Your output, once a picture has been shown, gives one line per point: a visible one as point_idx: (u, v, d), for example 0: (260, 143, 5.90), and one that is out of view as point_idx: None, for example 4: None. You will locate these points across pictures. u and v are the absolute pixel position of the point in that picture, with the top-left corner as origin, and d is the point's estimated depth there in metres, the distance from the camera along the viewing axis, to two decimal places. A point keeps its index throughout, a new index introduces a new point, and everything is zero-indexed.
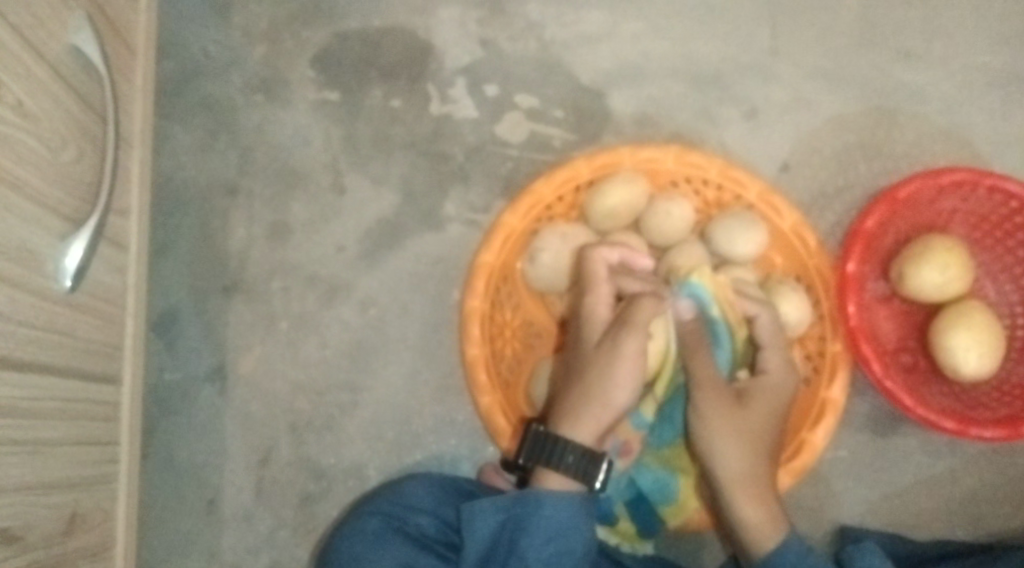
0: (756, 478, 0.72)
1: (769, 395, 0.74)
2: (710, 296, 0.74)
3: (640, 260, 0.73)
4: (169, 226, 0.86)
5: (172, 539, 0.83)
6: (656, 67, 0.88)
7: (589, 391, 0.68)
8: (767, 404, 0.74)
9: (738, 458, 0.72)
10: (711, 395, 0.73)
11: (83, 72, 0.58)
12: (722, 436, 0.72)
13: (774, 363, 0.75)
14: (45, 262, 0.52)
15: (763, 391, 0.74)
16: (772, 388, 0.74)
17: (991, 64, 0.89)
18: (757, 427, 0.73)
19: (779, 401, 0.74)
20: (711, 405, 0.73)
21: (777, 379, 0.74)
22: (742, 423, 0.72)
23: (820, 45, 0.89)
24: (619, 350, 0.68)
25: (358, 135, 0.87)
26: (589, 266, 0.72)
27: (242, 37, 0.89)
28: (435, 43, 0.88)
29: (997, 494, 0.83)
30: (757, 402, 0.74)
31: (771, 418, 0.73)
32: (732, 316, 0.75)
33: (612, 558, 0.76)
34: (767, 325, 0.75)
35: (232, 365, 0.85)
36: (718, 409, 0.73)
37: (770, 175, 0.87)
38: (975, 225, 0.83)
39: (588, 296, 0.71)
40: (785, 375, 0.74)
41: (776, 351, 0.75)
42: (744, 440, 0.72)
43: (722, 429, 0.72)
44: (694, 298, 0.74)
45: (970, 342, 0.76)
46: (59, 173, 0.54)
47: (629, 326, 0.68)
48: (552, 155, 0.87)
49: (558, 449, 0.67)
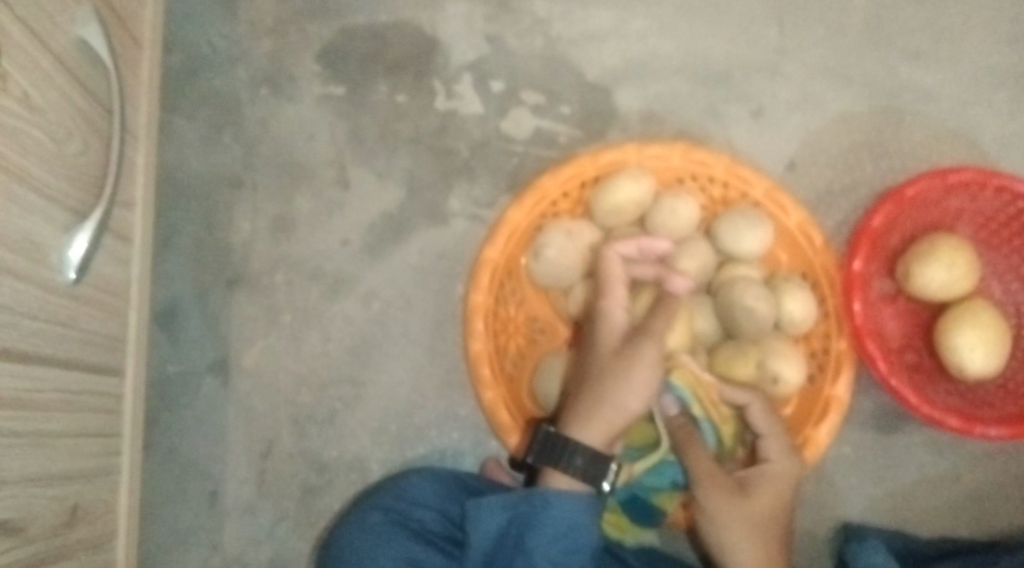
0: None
1: (775, 484, 0.72)
2: (692, 393, 0.74)
3: (657, 244, 0.73)
4: (173, 219, 0.86)
5: (173, 531, 0.82)
6: (662, 64, 0.88)
7: (601, 397, 0.65)
8: (774, 492, 0.71)
9: (753, 552, 0.69)
10: (714, 488, 0.70)
11: (89, 64, 0.58)
12: (733, 528, 0.70)
13: (775, 451, 0.73)
14: (49, 254, 0.52)
15: (767, 478, 0.72)
16: (776, 476, 0.72)
17: (1000, 64, 0.88)
18: (766, 517, 0.70)
19: (785, 488, 0.72)
20: (715, 499, 0.70)
21: (780, 467, 0.72)
22: (750, 515, 0.70)
23: (828, 43, 0.88)
24: (636, 357, 0.66)
25: (364, 131, 0.87)
26: (606, 264, 0.70)
27: (248, 31, 0.88)
28: (441, 39, 0.88)
29: (1001, 494, 0.82)
30: (763, 491, 0.71)
31: (779, 505, 0.71)
32: (714, 411, 0.75)
33: (615, 555, 0.76)
34: (761, 413, 0.73)
35: (235, 358, 0.85)
36: (724, 503, 0.70)
37: (775, 173, 0.87)
38: (981, 225, 0.83)
39: (604, 298, 0.69)
40: (788, 461, 0.73)
41: (774, 439, 0.73)
42: (755, 532, 0.70)
43: (732, 522, 0.70)
44: (678, 397, 0.74)
45: (976, 341, 0.76)
46: (65, 165, 0.54)
47: (647, 334, 0.66)
48: (557, 151, 0.87)
49: (569, 450, 0.65)
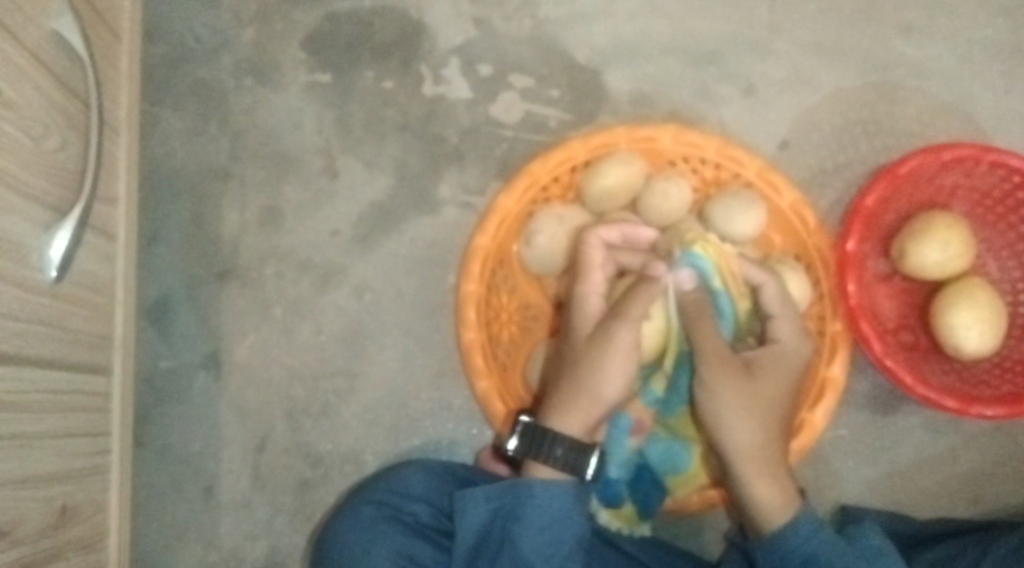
0: (768, 453, 0.69)
1: (782, 365, 0.72)
2: (713, 265, 0.73)
3: (641, 231, 0.72)
4: (160, 213, 0.85)
5: (168, 527, 0.82)
6: (653, 44, 0.87)
7: (579, 385, 0.67)
8: (779, 376, 0.71)
9: (750, 436, 0.69)
10: (718, 365, 0.70)
11: (65, 58, 0.57)
12: (733, 407, 0.69)
13: (786, 332, 0.73)
14: (28, 254, 0.51)
15: (774, 359, 0.72)
16: (784, 357, 0.72)
17: (995, 37, 0.87)
18: (770, 397, 0.70)
19: (792, 373, 0.72)
20: (717, 375, 0.70)
21: (789, 351, 0.72)
22: (753, 396, 0.69)
23: (820, 19, 0.87)
24: (610, 343, 0.66)
25: (351, 119, 0.86)
26: (585, 250, 0.71)
27: (231, 19, 0.87)
28: (428, 23, 0.87)
29: (998, 472, 0.82)
30: (769, 373, 0.71)
31: (782, 391, 0.71)
32: (733, 284, 0.74)
33: (616, 547, 0.75)
34: (774, 293, 0.73)
35: (227, 352, 0.84)
36: (726, 381, 0.69)
37: (768, 153, 0.86)
38: (976, 201, 0.82)
39: (580, 285, 0.70)
40: (797, 347, 0.72)
41: (787, 320, 0.73)
42: (756, 412, 0.69)
43: (732, 403, 0.69)
44: (694, 266, 0.72)
45: (972, 320, 0.75)
46: (42, 161, 0.53)
47: (620, 318, 0.67)
48: (547, 135, 0.86)
49: (548, 441, 0.66)
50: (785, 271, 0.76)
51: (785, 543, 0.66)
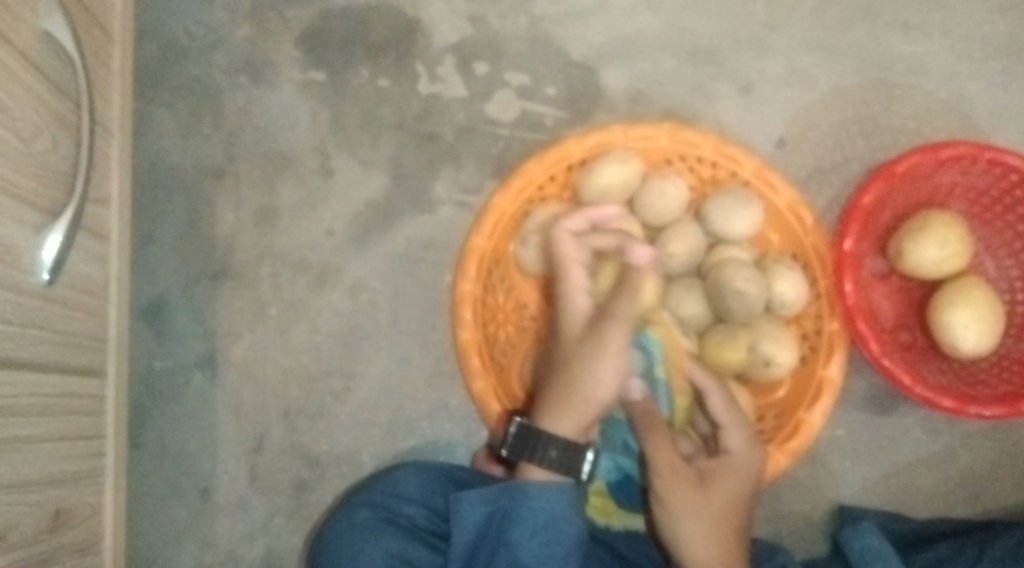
0: (726, 565, 0.66)
1: (735, 476, 0.70)
2: (664, 350, 0.74)
3: (605, 211, 0.71)
4: (155, 213, 0.85)
5: (164, 529, 0.82)
6: (649, 42, 0.86)
7: (572, 386, 0.65)
8: (734, 487, 0.69)
9: (706, 546, 0.66)
10: (672, 480, 0.67)
11: (56, 57, 0.56)
12: (689, 522, 0.67)
13: (735, 442, 0.71)
14: (20, 257, 0.50)
15: (728, 472, 0.70)
16: (736, 468, 0.70)
17: (992, 34, 0.87)
18: (725, 511, 0.68)
19: (746, 483, 0.70)
20: (674, 490, 0.67)
21: (742, 460, 0.70)
22: (708, 508, 0.67)
23: (817, 16, 0.87)
24: (601, 344, 0.64)
25: (346, 117, 0.86)
26: (558, 247, 0.70)
27: (225, 17, 0.87)
28: (423, 21, 0.86)
29: (995, 471, 0.82)
30: (722, 484, 0.69)
31: (737, 499, 0.69)
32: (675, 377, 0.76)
33: (608, 547, 0.76)
34: (718, 402, 0.72)
35: (222, 353, 0.84)
36: (682, 495, 0.67)
37: (765, 151, 0.85)
38: (974, 200, 0.82)
39: (563, 283, 0.68)
40: (750, 455, 0.71)
41: (737, 431, 0.71)
42: (711, 527, 0.67)
43: (688, 519, 0.67)
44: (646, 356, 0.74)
45: (969, 320, 0.75)
46: (33, 163, 0.52)
47: (610, 318, 0.64)
48: (543, 134, 0.85)
49: (542, 442, 0.65)
50: (779, 273, 0.76)
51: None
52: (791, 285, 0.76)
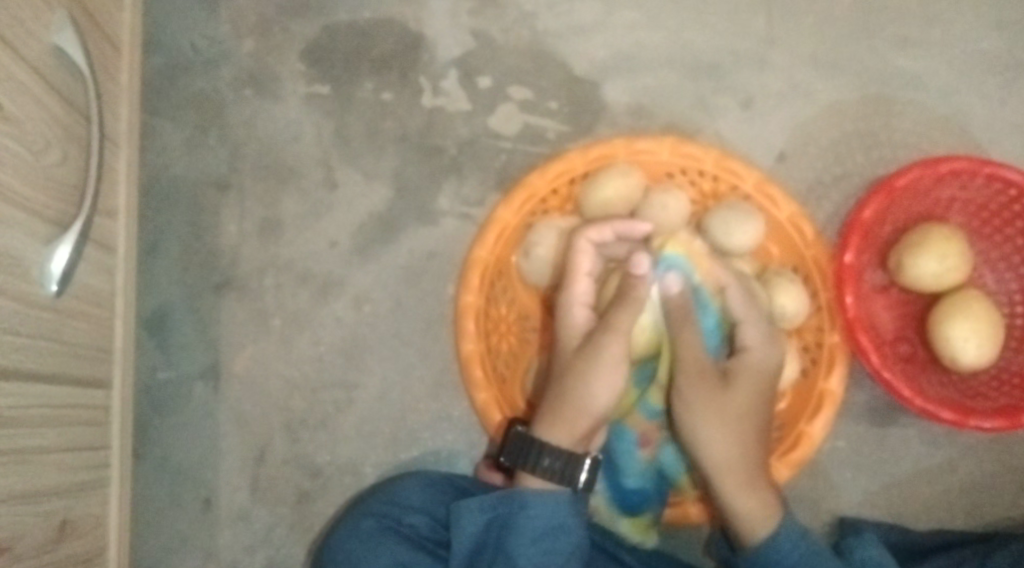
0: (745, 466, 0.70)
1: (754, 374, 0.71)
2: (687, 262, 0.72)
3: (635, 226, 0.71)
4: (160, 224, 0.85)
5: (166, 540, 0.82)
6: (651, 56, 0.87)
7: (565, 397, 0.68)
8: (753, 388, 0.71)
9: (725, 451, 0.70)
10: (696, 380, 0.71)
11: (65, 71, 0.57)
12: (708, 422, 0.71)
13: (753, 338, 0.72)
14: (29, 268, 0.51)
15: (748, 371, 0.71)
16: (755, 365, 0.72)
17: (990, 50, 0.88)
18: (743, 412, 0.71)
19: (767, 379, 0.72)
20: (696, 389, 0.71)
21: (762, 358, 0.72)
22: (727, 410, 0.71)
23: (817, 31, 0.88)
24: (597, 356, 0.67)
25: (350, 130, 0.86)
26: (574, 254, 0.71)
27: (230, 30, 0.87)
28: (426, 35, 0.87)
29: (996, 483, 0.82)
30: (743, 384, 0.71)
31: (758, 398, 0.71)
32: (710, 281, 0.72)
33: (611, 554, 0.75)
34: (739, 299, 0.72)
35: (225, 364, 0.84)
36: (702, 393, 0.71)
37: (766, 165, 0.86)
38: (974, 214, 0.82)
39: (565, 295, 0.71)
40: (769, 352, 0.72)
41: (755, 326, 0.72)
42: (730, 429, 0.70)
43: (707, 417, 0.70)
44: (674, 268, 0.71)
45: (969, 332, 0.75)
46: (43, 176, 0.53)
47: (610, 330, 0.67)
48: (545, 147, 0.86)
49: (535, 452, 0.66)
50: (778, 285, 0.77)
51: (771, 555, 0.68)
52: (790, 298, 0.76)
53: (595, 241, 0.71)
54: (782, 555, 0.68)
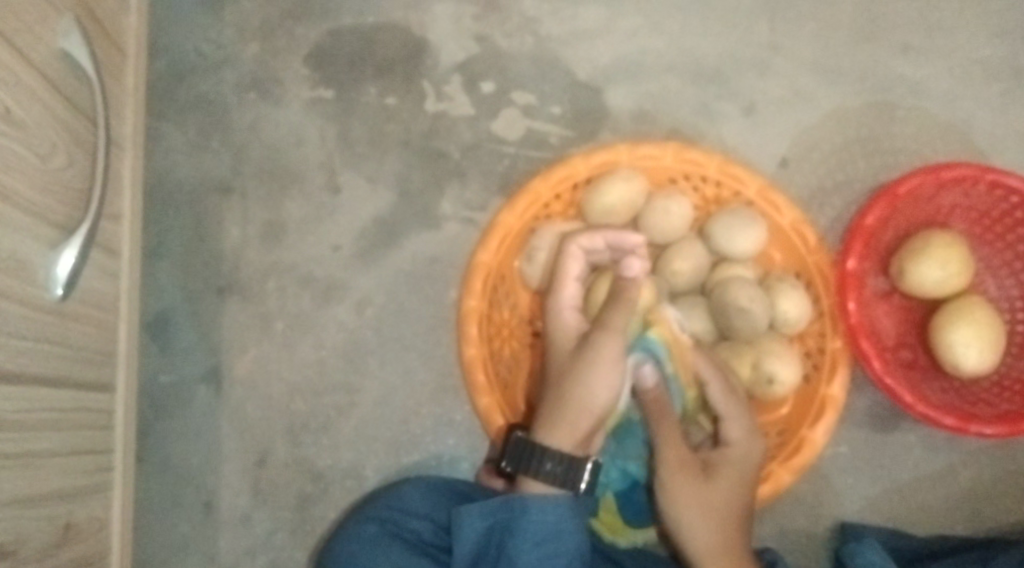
0: (728, 552, 0.69)
1: (735, 469, 0.72)
2: (665, 349, 0.73)
3: (628, 237, 0.70)
4: (163, 227, 0.85)
5: (168, 543, 0.82)
6: (654, 62, 0.87)
7: (563, 398, 0.67)
8: (734, 479, 0.71)
9: (707, 538, 0.69)
10: (677, 474, 0.70)
11: (72, 75, 0.57)
12: (688, 508, 0.70)
13: (736, 431, 0.73)
14: (35, 272, 0.51)
15: (729, 463, 0.72)
16: (736, 458, 0.72)
17: (992, 57, 0.88)
18: (726, 504, 0.70)
19: (747, 471, 0.72)
20: (677, 482, 0.70)
21: (742, 450, 0.72)
22: (711, 500, 0.70)
23: (819, 38, 0.88)
24: (596, 355, 0.67)
25: (353, 135, 0.86)
26: (564, 262, 0.71)
27: (235, 35, 0.88)
28: (430, 40, 0.87)
29: (997, 489, 0.83)
30: (724, 476, 0.71)
31: (739, 488, 0.71)
32: (685, 374, 0.74)
33: (614, 560, 0.75)
34: (719, 390, 0.73)
35: (228, 367, 0.84)
36: (683, 484, 0.70)
37: (768, 171, 0.86)
38: (975, 220, 0.83)
39: (555, 300, 0.72)
40: (750, 445, 0.72)
41: (735, 421, 0.73)
42: (712, 515, 0.70)
43: (691, 506, 0.70)
44: (651, 354, 0.73)
45: (970, 339, 0.75)
46: (49, 180, 0.53)
47: (604, 330, 0.67)
48: (548, 152, 0.86)
49: (538, 455, 0.66)
50: (780, 291, 0.77)
51: None
52: (792, 304, 0.77)
53: (584, 248, 0.71)
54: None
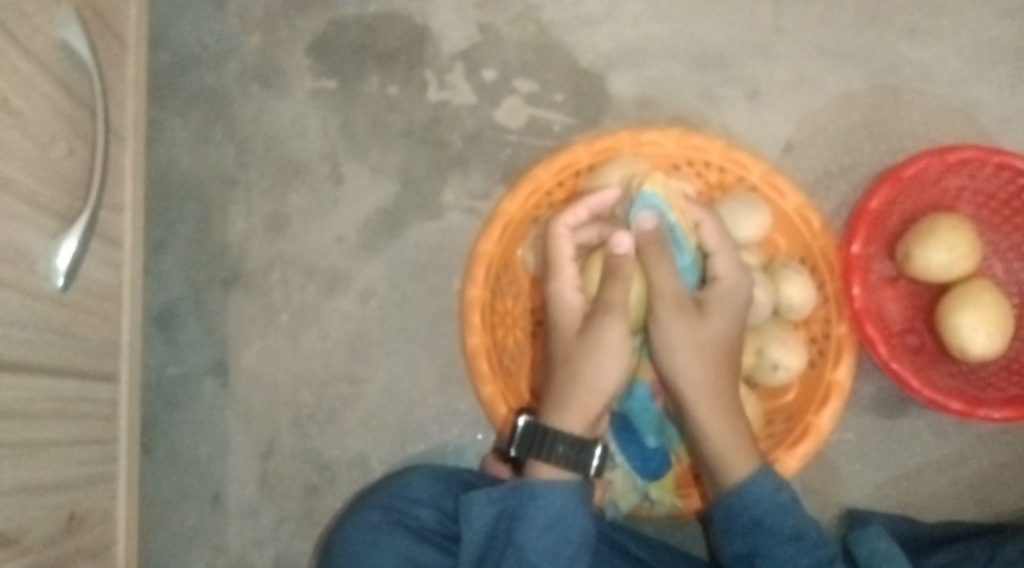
0: (720, 393, 0.69)
1: (726, 303, 0.69)
2: (664, 200, 0.72)
3: (606, 193, 0.72)
4: (168, 220, 0.86)
5: (176, 533, 0.83)
6: (657, 48, 0.87)
7: (574, 379, 0.68)
8: (727, 314, 0.69)
9: (700, 375, 0.68)
10: (671, 309, 0.69)
11: (71, 67, 0.57)
12: (682, 348, 0.69)
13: (725, 267, 0.70)
14: (36, 262, 0.51)
15: (720, 298, 0.70)
16: (726, 293, 0.70)
17: (1000, 38, 0.87)
18: (716, 338, 0.69)
19: (739, 305, 0.70)
20: (672, 319, 0.69)
21: (731, 284, 0.70)
22: (701, 335, 0.69)
23: (823, 22, 0.87)
24: (601, 338, 0.67)
25: (356, 125, 0.86)
26: (553, 242, 0.71)
27: (237, 26, 0.88)
28: (431, 29, 0.87)
29: (1007, 474, 0.82)
30: (716, 310, 0.69)
31: (731, 324, 0.69)
32: (686, 222, 0.73)
33: (619, 548, 0.74)
34: (712, 230, 0.71)
35: (234, 358, 0.85)
36: (678, 321, 0.69)
37: (773, 156, 0.86)
38: (983, 203, 0.82)
39: (553, 284, 0.70)
40: (740, 279, 0.70)
41: (726, 256, 0.71)
42: (704, 356, 0.69)
43: (682, 346, 0.69)
44: (651, 208, 0.72)
45: (978, 323, 0.75)
46: (50, 172, 0.53)
47: (607, 310, 0.67)
48: (551, 140, 0.86)
49: (549, 439, 0.67)
50: (784, 276, 0.76)
51: (745, 497, 0.66)
52: (796, 289, 0.76)
53: (569, 225, 0.71)
54: (757, 504, 0.66)
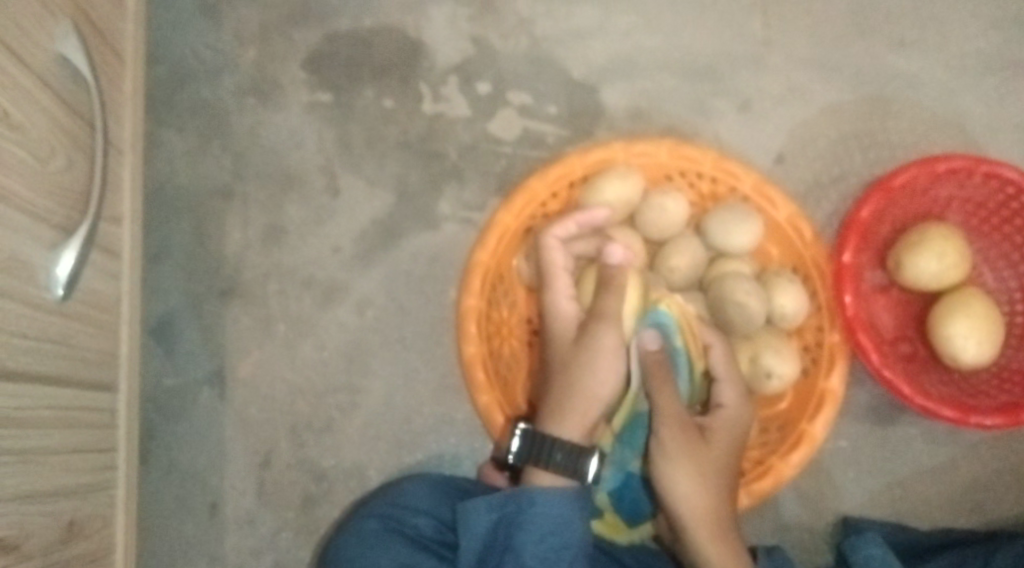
0: (718, 516, 0.69)
1: (728, 430, 0.72)
2: (675, 324, 0.74)
3: (595, 213, 0.73)
4: (165, 231, 0.87)
5: (173, 544, 0.83)
6: (649, 60, 0.88)
7: (571, 387, 0.69)
8: (729, 441, 0.72)
9: (696, 497, 0.69)
10: (676, 430, 0.70)
11: (70, 79, 0.58)
12: (683, 471, 0.69)
13: (728, 397, 0.74)
14: (37, 272, 0.52)
15: (723, 425, 0.73)
16: (728, 420, 0.73)
17: (986, 49, 0.88)
18: (719, 464, 0.70)
19: (739, 432, 0.73)
20: (676, 440, 0.70)
21: (735, 413, 0.73)
22: (703, 462, 0.70)
23: (813, 34, 0.88)
24: (597, 343, 0.69)
25: (352, 138, 0.87)
26: (546, 254, 0.74)
27: (233, 41, 0.89)
28: (426, 42, 0.88)
29: (998, 481, 0.83)
30: (720, 438, 0.72)
31: (734, 452, 0.72)
32: (692, 346, 0.75)
33: (610, 554, 0.76)
34: (721, 357, 0.74)
35: (230, 369, 0.85)
36: (682, 444, 0.70)
37: (764, 166, 0.87)
38: (971, 212, 0.83)
39: (550, 292, 0.73)
40: (742, 408, 0.73)
41: (729, 384, 0.74)
42: (705, 478, 0.69)
43: (682, 468, 0.69)
44: (659, 325, 0.74)
45: (968, 330, 0.76)
46: (50, 183, 0.54)
47: (602, 319, 0.69)
48: (545, 151, 0.87)
49: (548, 447, 0.67)
50: (775, 285, 0.77)
51: None
52: (788, 299, 0.77)
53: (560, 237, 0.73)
54: None
